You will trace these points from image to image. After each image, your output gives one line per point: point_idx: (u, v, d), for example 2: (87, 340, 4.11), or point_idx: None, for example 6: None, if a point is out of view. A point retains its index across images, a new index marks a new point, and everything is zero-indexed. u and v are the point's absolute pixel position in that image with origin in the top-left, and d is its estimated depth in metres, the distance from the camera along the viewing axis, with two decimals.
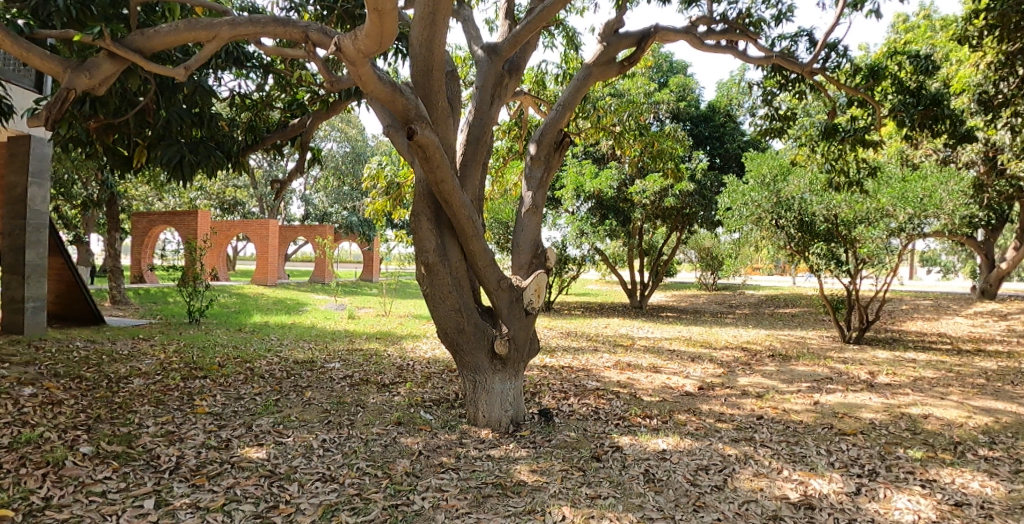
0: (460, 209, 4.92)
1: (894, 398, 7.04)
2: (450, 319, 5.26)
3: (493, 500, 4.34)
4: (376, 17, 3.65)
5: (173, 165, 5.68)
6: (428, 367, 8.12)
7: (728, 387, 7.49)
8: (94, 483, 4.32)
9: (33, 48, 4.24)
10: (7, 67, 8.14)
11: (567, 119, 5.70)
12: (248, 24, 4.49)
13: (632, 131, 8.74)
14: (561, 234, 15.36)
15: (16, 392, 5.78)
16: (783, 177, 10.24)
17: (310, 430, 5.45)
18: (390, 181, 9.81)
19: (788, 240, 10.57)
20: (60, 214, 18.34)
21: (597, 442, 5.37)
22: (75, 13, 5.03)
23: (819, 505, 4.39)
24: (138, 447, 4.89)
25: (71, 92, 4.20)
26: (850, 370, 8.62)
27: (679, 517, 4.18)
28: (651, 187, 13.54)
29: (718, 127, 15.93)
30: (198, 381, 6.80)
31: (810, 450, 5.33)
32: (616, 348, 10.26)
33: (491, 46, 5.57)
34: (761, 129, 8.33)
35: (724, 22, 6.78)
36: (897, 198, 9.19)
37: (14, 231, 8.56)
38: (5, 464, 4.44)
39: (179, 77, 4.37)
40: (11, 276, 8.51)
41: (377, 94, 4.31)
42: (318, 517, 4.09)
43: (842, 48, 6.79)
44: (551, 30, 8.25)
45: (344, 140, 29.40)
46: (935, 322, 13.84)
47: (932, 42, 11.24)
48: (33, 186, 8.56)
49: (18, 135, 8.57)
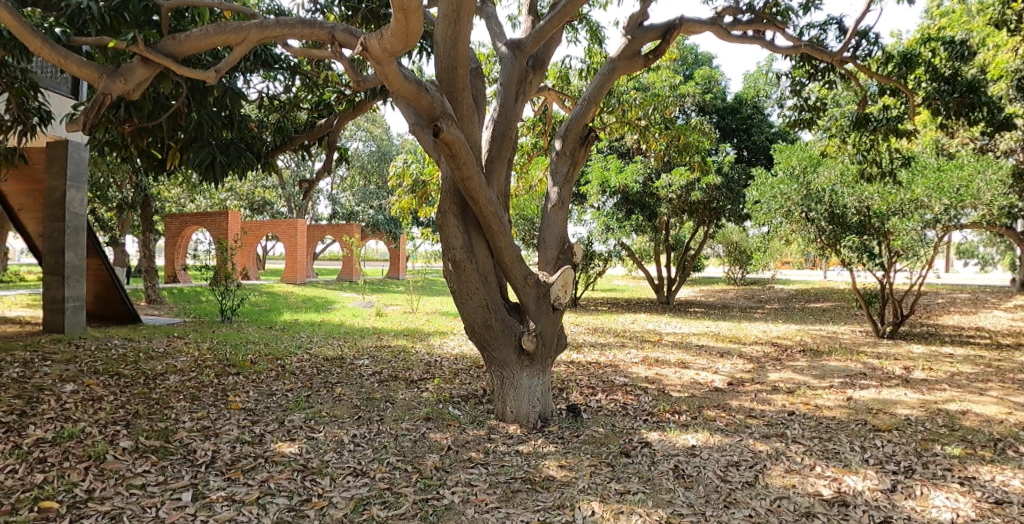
0: (486, 206, 4.93)
1: (930, 393, 6.89)
2: (478, 316, 5.29)
3: (523, 495, 4.36)
4: (401, 16, 3.68)
5: (204, 167, 5.78)
6: (455, 363, 8.16)
7: (758, 383, 7.39)
8: (134, 477, 4.44)
9: (70, 55, 4.34)
10: (44, 74, 8.39)
11: (592, 114, 5.64)
12: (276, 26, 4.54)
13: (658, 125, 8.67)
14: (587, 229, 15.19)
15: (58, 388, 5.97)
16: (812, 168, 10.14)
17: (341, 425, 5.53)
18: (416, 179, 9.99)
19: (818, 233, 10.36)
20: (96, 217, 18.82)
21: (626, 438, 5.35)
22: (109, 20, 5.10)
23: (854, 502, 4.31)
24: (175, 442, 5.02)
25: (106, 97, 4.28)
26: (884, 365, 8.44)
27: (710, 513, 4.15)
28: (678, 181, 13.46)
29: (745, 120, 15.74)
30: (231, 378, 6.93)
31: (843, 446, 5.24)
32: (643, 343, 10.20)
33: (514, 42, 5.57)
34: (790, 121, 8.14)
35: (751, 12, 6.63)
36: (931, 189, 8.91)
37: (54, 234, 8.80)
38: (49, 457, 4.58)
39: (209, 80, 4.43)
40: (52, 277, 8.77)
41: (403, 93, 4.34)
42: (350, 510, 4.15)
43: (874, 36, 6.64)
44: (574, 25, 8.19)
45: (370, 139, 29.88)
46: (972, 316, 13.46)
47: (969, 27, 10.93)
48: (70, 189, 8.79)
49: (57, 140, 8.79)
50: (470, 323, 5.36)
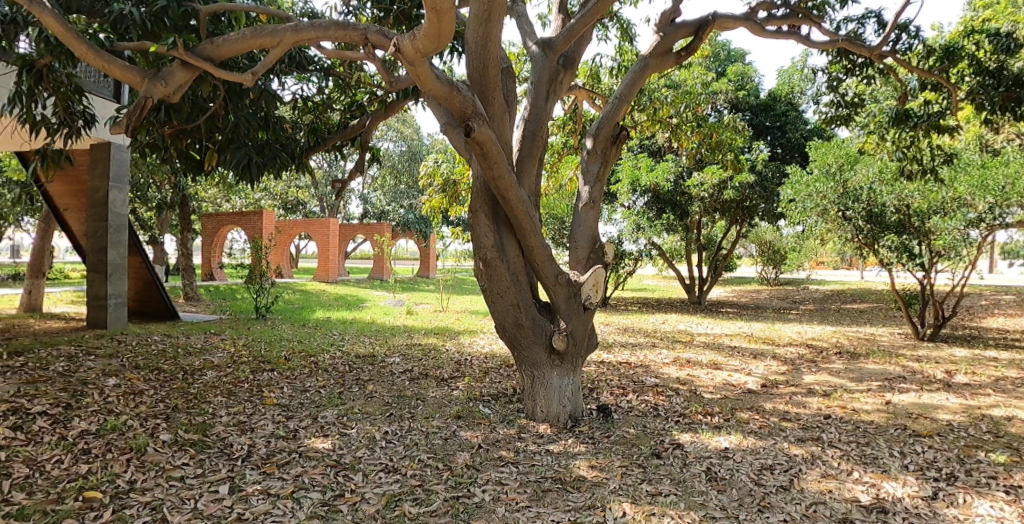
0: (517, 205, 4.93)
1: (973, 398, 6.69)
2: (508, 314, 5.29)
3: (554, 494, 4.35)
4: (434, 16, 3.71)
5: (242, 168, 5.90)
6: (486, 361, 8.19)
7: (792, 385, 7.26)
8: (174, 469, 4.55)
9: (112, 60, 4.46)
10: (88, 78, 8.64)
11: (624, 112, 5.60)
12: (310, 29, 4.59)
13: (690, 123, 8.55)
14: (617, 229, 15.12)
15: (101, 382, 6.15)
16: (849, 166, 9.92)
17: (373, 422, 5.58)
18: (446, 178, 10.05)
19: (855, 232, 10.14)
20: (136, 216, 19.35)
21: (657, 439, 5.30)
22: (150, 25, 5.26)
23: (893, 509, 4.22)
24: (213, 436, 5.13)
25: (149, 101, 4.44)
26: (924, 368, 8.22)
27: (744, 516, 4.10)
28: (709, 179, 13.28)
29: (780, 116, 15.48)
30: (266, 374, 7.06)
31: (882, 451, 5.12)
32: (675, 343, 10.11)
33: (546, 41, 5.56)
34: (826, 118, 8.00)
35: (786, 6, 6.51)
36: (975, 187, 8.63)
37: (97, 233, 9.06)
38: (93, 449, 4.72)
39: (247, 82, 4.52)
40: (95, 274, 9.04)
41: (435, 93, 4.36)
42: (382, 506, 4.19)
43: (914, 29, 6.46)
44: (604, 22, 8.14)
45: (401, 139, 30.17)
46: (1018, 319, 13.01)
47: (1015, 19, 10.58)
48: (113, 190, 9.05)
49: (100, 142, 9.05)
50: (501, 322, 5.37)
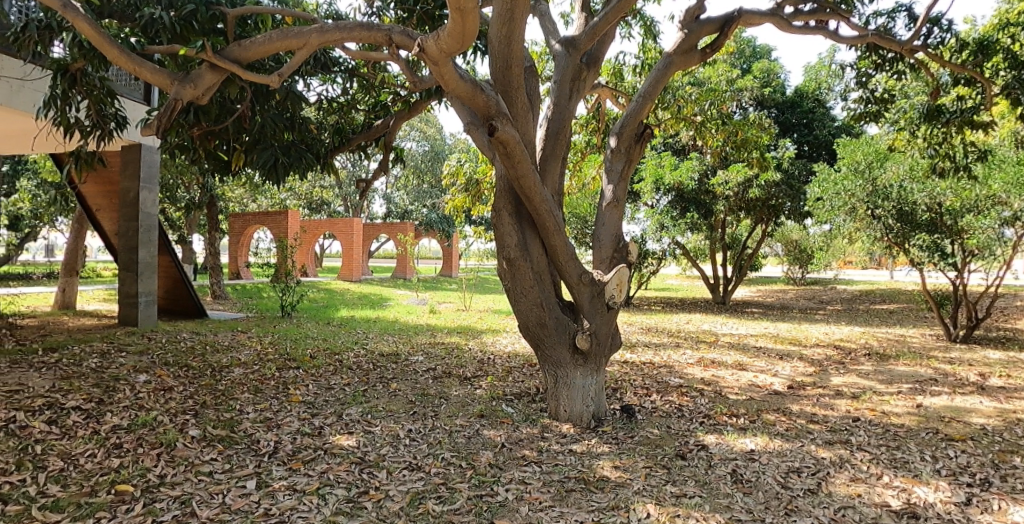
0: (541, 204, 4.93)
1: (1008, 402, 6.52)
2: (531, 314, 5.28)
3: (577, 495, 4.34)
4: (458, 16, 3.72)
5: (268, 168, 5.96)
6: (508, 361, 8.19)
7: (819, 387, 7.14)
8: (202, 464, 4.63)
9: (143, 63, 4.56)
10: (119, 81, 8.81)
11: (647, 110, 5.56)
12: (335, 30, 4.64)
13: (714, 120, 8.41)
14: (640, 228, 15.02)
15: (132, 378, 6.27)
16: (878, 163, 9.70)
17: (397, 420, 5.62)
18: (469, 177, 10.08)
19: (885, 231, 9.95)
20: (166, 216, 19.72)
21: (682, 440, 5.25)
22: (179, 29, 5.35)
23: (924, 514, 4.13)
24: (240, 432, 5.21)
25: (178, 103, 4.54)
26: (957, 371, 8.03)
27: (770, 520, 4.04)
28: (734, 177, 13.12)
29: (806, 114, 15.26)
30: (291, 371, 7.14)
31: (913, 455, 5.01)
32: (699, 344, 10.01)
33: (569, 40, 5.54)
34: (855, 114, 7.86)
35: (813, 1, 6.42)
36: (1010, 184, 8.39)
37: (128, 233, 9.25)
38: (125, 444, 4.82)
39: (273, 84, 4.58)
40: (127, 273, 9.23)
41: (459, 93, 4.38)
42: (406, 504, 4.21)
43: (946, 22, 6.32)
44: (627, 20, 8.09)
45: (424, 139, 30.32)
46: None
47: None
48: (143, 190, 9.23)
49: (131, 144, 9.23)
50: (525, 322, 5.36)
